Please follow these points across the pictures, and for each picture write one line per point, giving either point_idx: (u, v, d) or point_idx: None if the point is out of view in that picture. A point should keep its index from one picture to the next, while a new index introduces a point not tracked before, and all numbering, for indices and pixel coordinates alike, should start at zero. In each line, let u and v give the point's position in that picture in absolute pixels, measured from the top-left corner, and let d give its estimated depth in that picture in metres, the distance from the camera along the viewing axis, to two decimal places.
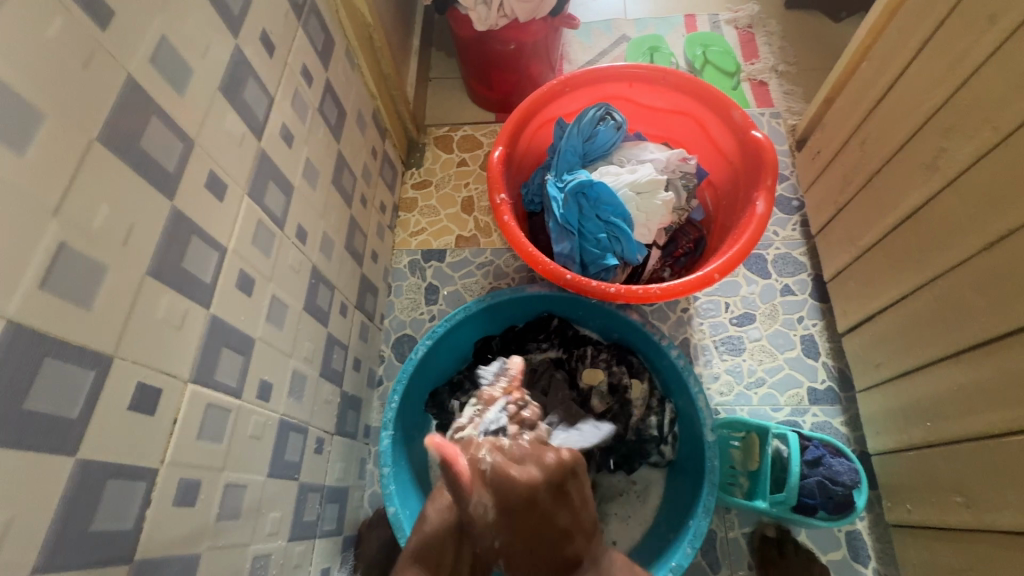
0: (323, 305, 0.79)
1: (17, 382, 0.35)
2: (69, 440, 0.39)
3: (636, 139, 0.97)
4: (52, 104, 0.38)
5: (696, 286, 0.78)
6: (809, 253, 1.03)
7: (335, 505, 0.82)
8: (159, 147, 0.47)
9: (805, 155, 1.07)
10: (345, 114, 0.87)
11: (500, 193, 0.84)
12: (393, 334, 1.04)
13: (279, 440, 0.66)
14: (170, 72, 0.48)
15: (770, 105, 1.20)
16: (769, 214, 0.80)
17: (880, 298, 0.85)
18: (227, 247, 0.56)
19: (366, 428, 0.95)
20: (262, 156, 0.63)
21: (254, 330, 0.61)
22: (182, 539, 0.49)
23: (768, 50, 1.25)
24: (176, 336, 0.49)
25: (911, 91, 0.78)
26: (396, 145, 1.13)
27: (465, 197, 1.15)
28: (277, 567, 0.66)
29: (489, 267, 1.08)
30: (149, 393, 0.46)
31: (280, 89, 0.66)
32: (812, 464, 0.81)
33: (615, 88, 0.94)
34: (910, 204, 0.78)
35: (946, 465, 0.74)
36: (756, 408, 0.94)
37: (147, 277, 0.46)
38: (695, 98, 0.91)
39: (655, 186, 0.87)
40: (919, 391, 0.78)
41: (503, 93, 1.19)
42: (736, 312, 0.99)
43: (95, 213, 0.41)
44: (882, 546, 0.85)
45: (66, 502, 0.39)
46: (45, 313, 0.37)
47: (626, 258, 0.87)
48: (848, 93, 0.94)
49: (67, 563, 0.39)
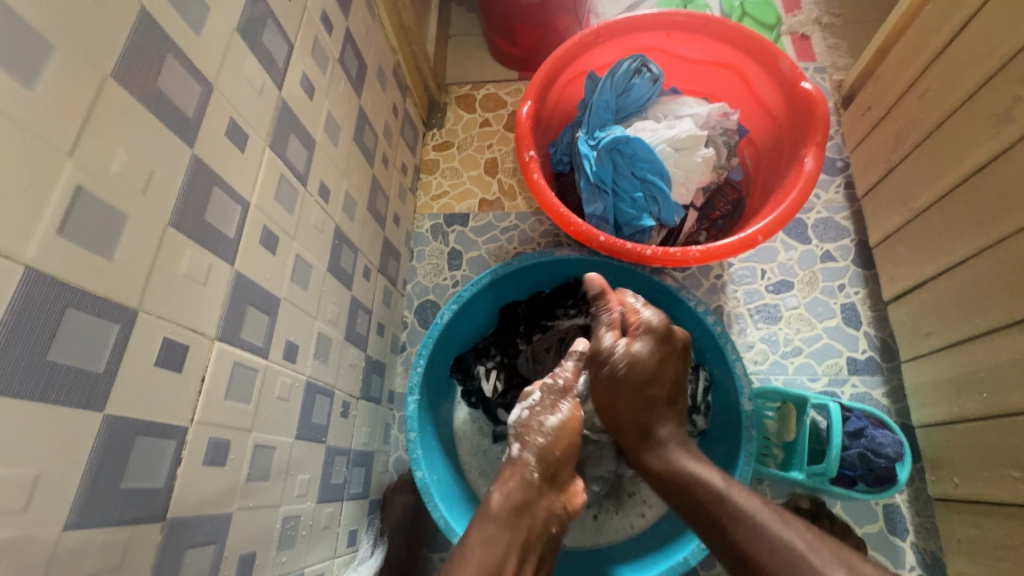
0: (346, 267, 0.77)
1: (38, 334, 0.33)
2: (95, 396, 0.37)
3: (672, 94, 0.91)
4: (63, 35, 0.35)
5: (738, 248, 0.73)
6: (853, 218, 0.98)
7: (361, 469, 0.81)
8: (176, 90, 0.44)
9: (853, 112, 1.00)
10: (365, 67, 0.83)
11: (529, 150, 0.80)
12: (416, 300, 1.02)
13: (306, 402, 0.65)
14: (184, 8, 0.44)
15: (812, 59, 1.12)
16: (818, 172, 0.75)
17: (934, 264, 0.80)
18: (249, 202, 0.54)
19: (390, 394, 0.94)
20: (282, 107, 0.60)
21: (279, 289, 0.59)
22: (213, 499, 0.48)
23: (812, 1, 1.16)
24: (202, 293, 0.47)
25: (985, 34, 0.71)
26: (416, 104, 1.08)
27: (489, 159, 1.11)
28: (307, 528, 0.65)
29: (514, 232, 1.05)
30: (176, 350, 0.44)
31: (299, 36, 0.62)
32: (853, 436, 0.78)
33: (651, 39, 0.88)
34: (976, 160, 0.72)
35: (1002, 439, 0.70)
36: (792, 377, 0.90)
37: (169, 229, 0.43)
38: (739, 47, 0.84)
39: (694, 143, 0.82)
40: (974, 361, 0.74)
41: (528, 49, 1.13)
42: (772, 279, 0.95)
43: (112, 157, 0.38)
44: (922, 520, 0.83)
45: (95, 459, 0.37)
46: (64, 260, 0.35)
47: (661, 219, 0.82)
48: (906, 42, 0.87)
49: (98, 520, 0.38)
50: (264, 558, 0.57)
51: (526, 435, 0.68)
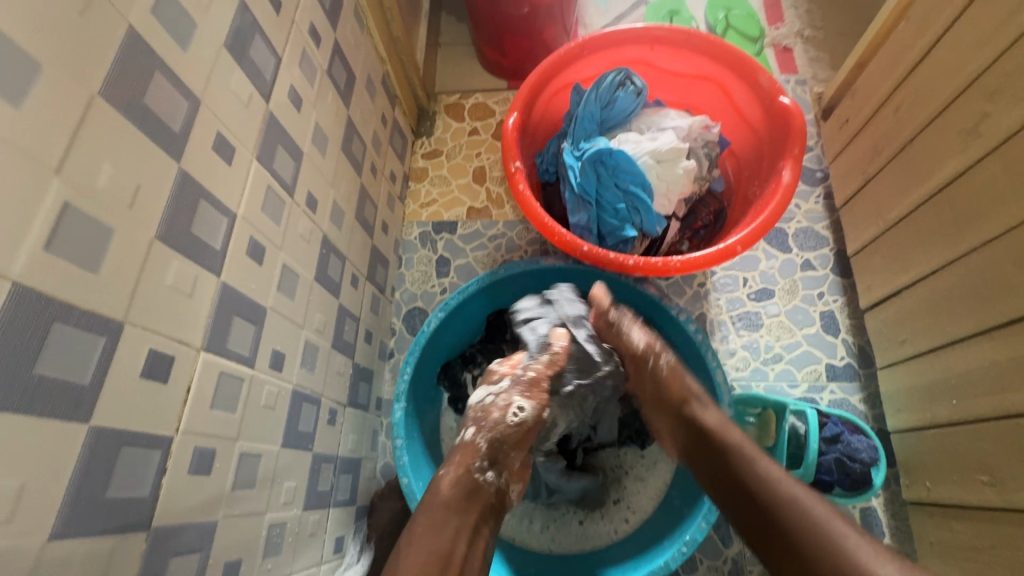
0: (334, 276, 0.77)
1: (25, 348, 0.34)
2: (81, 407, 0.38)
3: (655, 106, 0.93)
4: (51, 54, 0.36)
5: (717, 258, 0.75)
6: (832, 227, 1.00)
7: (348, 475, 0.82)
8: (164, 106, 0.45)
9: (831, 124, 1.03)
10: (354, 78, 0.84)
11: (515, 161, 0.81)
12: (404, 307, 1.03)
13: (292, 410, 0.65)
14: (171, 25, 0.45)
15: (794, 72, 1.14)
16: (795, 184, 0.77)
17: (907, 273, 0.82)
18: (236, 214, 0.54)
19: (378, 400, 0.95)
20: (270, 120, 0.61)
21: (265, 299, 0.60)
22: (198, 507, 0.49)
23: (793, 14, 1.19)
24: (188, 304, 0.47)
25: (956, 51, 0.73)
26: (405, 113, 1.09)
27: (477, 167, 1.12)
28: (292, 535, 0.66)
29: (502, 240, 1.06)
30: (162, 360, 0.45)
31: (287, 49, 0.63)
32: (830, 441, 0.80)
33: (636, 52, 0.90)
34: (945, 174, 0.75)
35: (970, 443, 0.72)
36: (772, 383, 0.92)
37: (155, 242, 0.44)
38: (719, 61, 0.86)
39: (676, 155, 0.85)
40: (945, 368, 0.77)
41: (516, 60, 1.15)
42: (754, 288, 0.97)
43: (98, 172, 0.39)
44: (898, 523, 0.85)
45: (80, 469, 0.38)
46: (52, 275, 0.36)
47: (644, 230, 0.84)
48: (883, 56, 0.89)
49: (83, 530, 0.38)
50: (249, 565, 0.57)
51: (484, 418, 0.69)
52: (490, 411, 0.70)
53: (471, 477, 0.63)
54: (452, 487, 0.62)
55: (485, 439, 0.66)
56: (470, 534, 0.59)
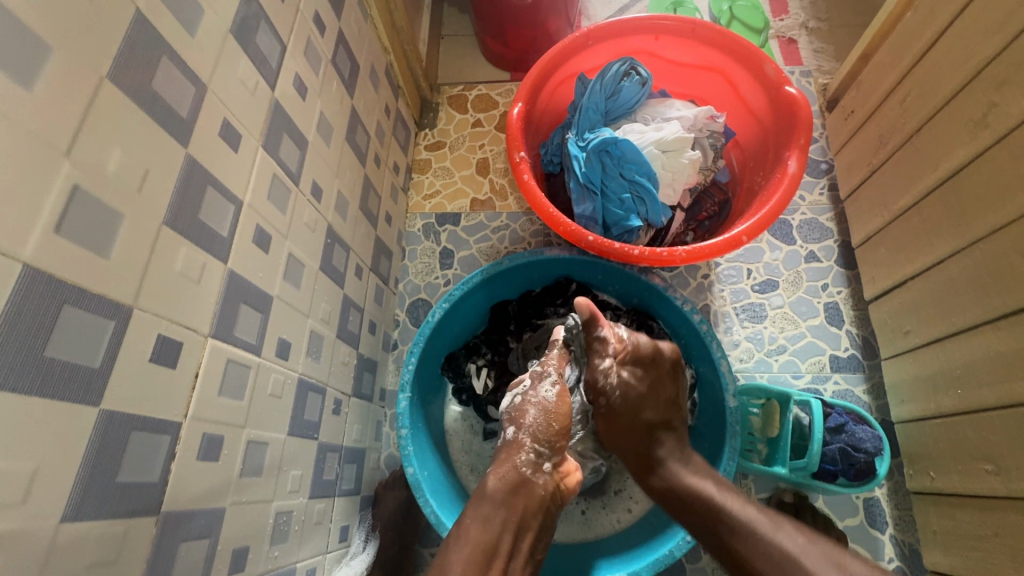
0: (338, 266, 0.77)
1: (36, 331, 0.34)
2: (91, 391, 0.38)
3: (660, 96, 0.93)
4: (59, 36, 0.35)
5: (723, 248, 0.75)
6: (836, 219, 1.00)
7: (353, 465, 0.82)
8: (171, 91, 0.45)
9: (836, 116, 1.03)
10: (358, 68, 0.84)
11: (520, 151, 0.81)
12: (407, 299, 1.03)
13: (298, 399, 0.66)
14: (178, 9, 0.45)
15: (798, 63, 1.14)
16: (801, 174, 0.77)
17: (913, 264, 0.82)
18: (243, 201, 0.54)
19: (382, 391, 0.95)
20: (275, 108, 0.60)
21: (271, 288, 0.59)
22: (207, 493, 0.49)
23: (798, 5, 1.18)
24: (196, 291, 0.47)
25: (963, 41, 0.73)
26: (408, 104, 1.09)
27: (480, 159, 1.12)
28: (299, 523, 0.66)
29: (505, 231, 1.06)
30: (170, 346, 0.45)
31: (292, 37, 0.63)
32: (834, 431, 0.80)
33: (640, 42, 0.89)
34: (951, 164, 0.75)
35: (975, 433, 0.72)
36: (776, 374, 0.92)
37: (163, 228, 0.44)
38: (725, 51, 0.86)
39: (681, 145, 0.84)
40: (950, 359, 0.77)
41: (519, 51, 1.14)
42: (758, 279, 0.97)
43: (107, 157, 0.39)
44: (901, 512, 0.85)
45: (91, 453, 0.38)
46: (61, 258, 0.36)
47: (649, 220, 0.84)
48: (889, 47, 0.89)
49: (95, 513, 0.39)
50: (257, 552, 0.57)
51: (519, 418, 0.68)
52: (523, 411, 0.69)
53: (517, 472, 0.65)
54: (496, 486, 0.64)
55: (528, 437, 0.67)
56: (515, 530, 0.62)
